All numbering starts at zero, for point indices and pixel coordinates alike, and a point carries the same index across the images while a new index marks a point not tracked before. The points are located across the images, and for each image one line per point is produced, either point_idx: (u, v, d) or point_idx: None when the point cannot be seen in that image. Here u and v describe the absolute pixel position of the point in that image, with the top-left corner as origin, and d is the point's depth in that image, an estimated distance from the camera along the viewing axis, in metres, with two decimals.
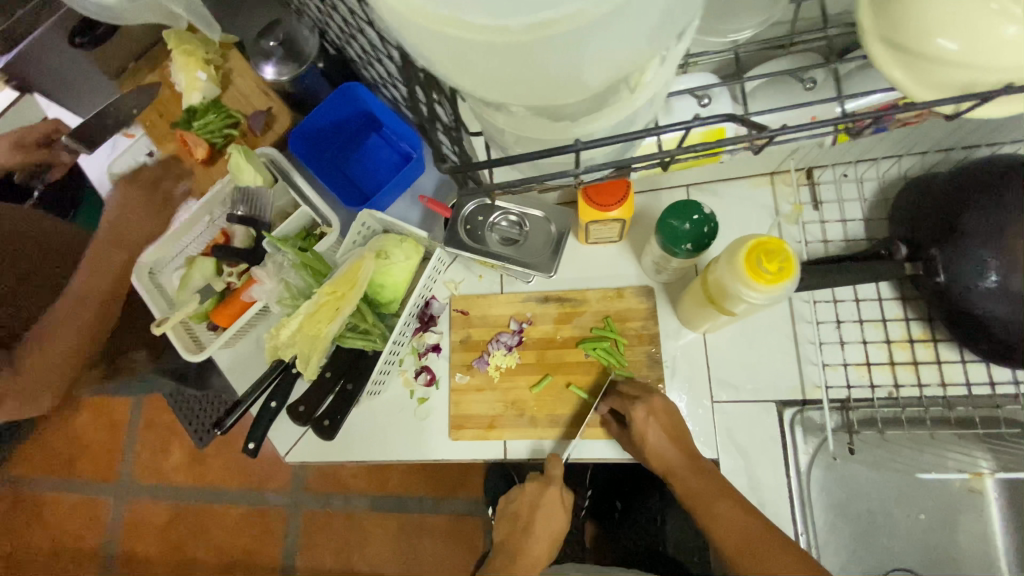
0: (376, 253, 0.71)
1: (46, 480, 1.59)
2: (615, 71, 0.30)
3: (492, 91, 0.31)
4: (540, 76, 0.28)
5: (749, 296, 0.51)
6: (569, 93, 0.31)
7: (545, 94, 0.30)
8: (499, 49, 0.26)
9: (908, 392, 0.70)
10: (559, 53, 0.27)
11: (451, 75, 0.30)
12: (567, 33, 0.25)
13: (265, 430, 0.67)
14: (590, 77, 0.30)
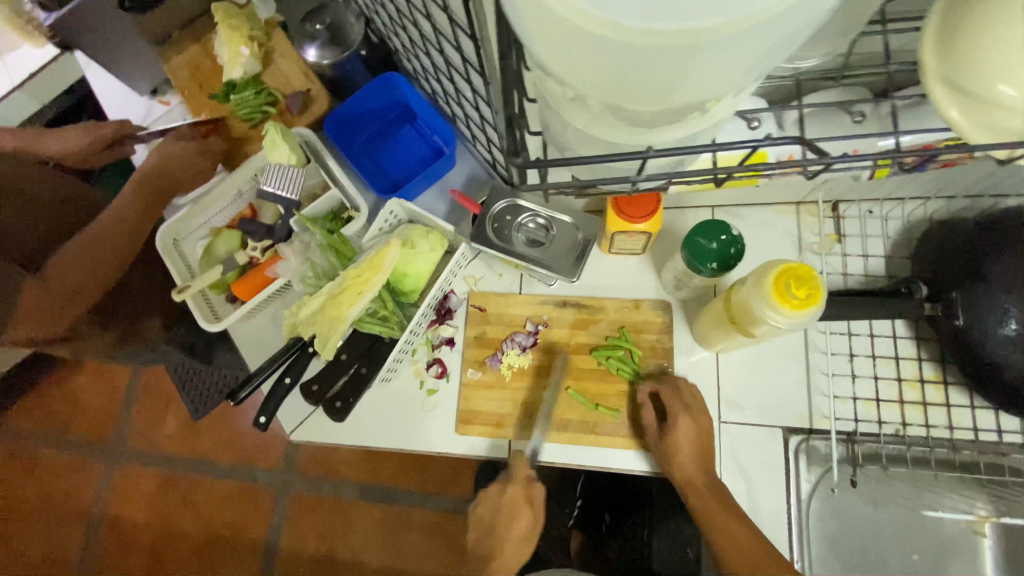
0: (402, 242, 0.71)
1: (40, 437, 1.59)
2: (699, 90, 0.31)
3: (580, 79, 0.32)
4: (653, 79, 0.30)
5: (774, 319, 0.51)
6: (650, 98, 0.32)
7: (647, 97, 0.32)
8: (616, 44, 0.27)
9: (914, 430, 0.70)
10: (657, 59, 0.28)
11: (566, 64, 0.31)
12: (701, 47, 0.27)
13: (278, 406, 0.68)
14: (676, 89, 0.31)
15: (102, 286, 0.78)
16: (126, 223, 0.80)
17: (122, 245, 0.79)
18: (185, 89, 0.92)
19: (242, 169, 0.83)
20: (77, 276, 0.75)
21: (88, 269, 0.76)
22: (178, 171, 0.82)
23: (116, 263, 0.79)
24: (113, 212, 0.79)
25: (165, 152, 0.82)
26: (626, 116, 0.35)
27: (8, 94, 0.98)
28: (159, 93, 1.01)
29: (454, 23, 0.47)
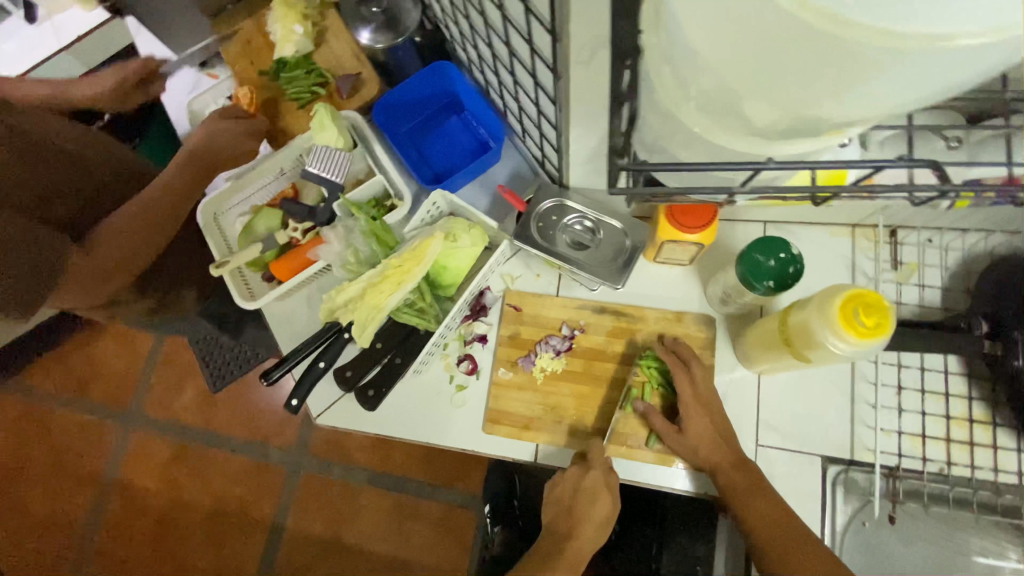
0: (444, 235, 0.70)
1: (58, 396, 1.60)
2: (844, 104, 0.34)
3: (738, 62, 0.34)
4: (827, 74, 0.31)
5: (836, 345, 0.49)
6: (794, 97, 0.35)
7: (807, 93, 0.34)
8: (815, 35, 0.28)
9: (959, 471, 0.66)
10: (836, 64, 0.30)
11: (747, 46, 0.32)
12: (896, 55, 0.28)
13: (310, 390, 0.67)
14: (827, 95, 0.34)
15: (144, 260, 0.77)
16: (172, 197, 0.79)
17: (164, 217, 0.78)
18: (234, 61, 0.91)
19: (287, 149, 0.82)
20: (123, 249, 0.74)
21: (134, 243, 0.75)
22: (223, 149, 0.82)
23: (159, 238, 0.78)
24: (159, 185, 0.78)
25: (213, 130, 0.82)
26: (755, 111, 0.38)
27: (56, 54, 0.98)
28: (208, 66, 1.01)
29: (532, 14, 0.45)
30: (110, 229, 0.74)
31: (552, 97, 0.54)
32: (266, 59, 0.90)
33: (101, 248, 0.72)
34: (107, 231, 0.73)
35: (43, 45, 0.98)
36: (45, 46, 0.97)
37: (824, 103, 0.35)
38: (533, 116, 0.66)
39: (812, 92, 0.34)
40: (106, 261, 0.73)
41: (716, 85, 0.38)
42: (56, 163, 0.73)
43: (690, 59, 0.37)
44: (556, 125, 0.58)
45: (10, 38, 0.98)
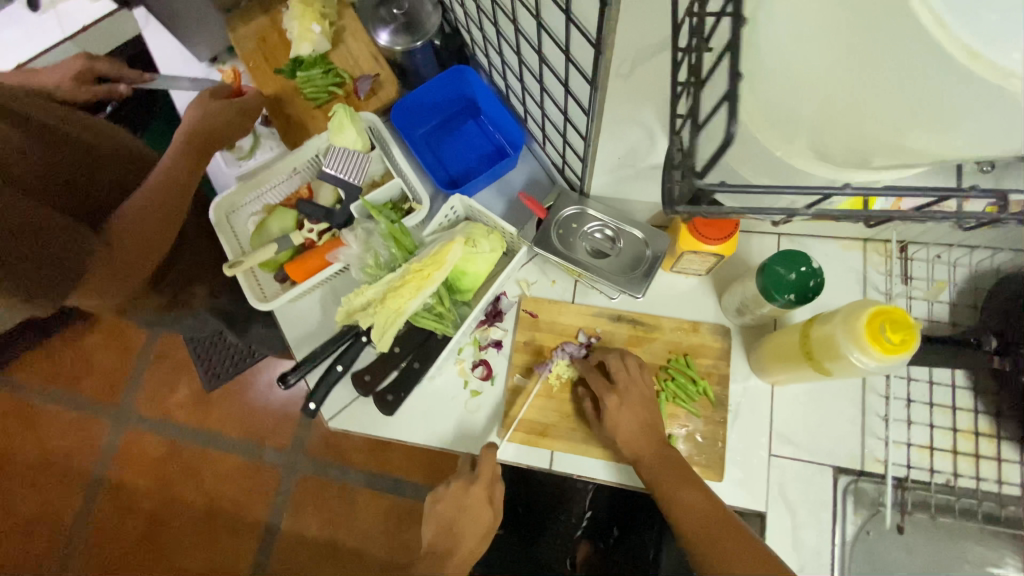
0: (465, 239, 0.70)
1: (46, 392, 1.56)
2: (921, 143, 0.37)
3: (853, 75, 0.37)
4: (921, 106, 0.35)
5: (860, 359, 0.50)
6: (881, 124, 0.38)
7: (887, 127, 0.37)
8: (935, 54, 0.33)
9: (964, 483, 0.67)
10: (928, 101, 0.35)
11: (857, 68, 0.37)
12: (991, 93, 0.32)
13: (328, 393, 0.67)
14: (915, 128, 0.36)
15: (161, 251, 0.75)
16: (181, 184, 0.77)
17: (176, 202, 0.76)
18: (247, 57, 0.89)
19: (304, 148, 0.81)
20: (143, 241, 0.72)
21: (153, 234, 0.73)
22: (221, 133, 0.81)
23: (175, 226, 0.76)
24: (164, 172, 0.76)
25: (206, 112, 0.79)
26: (832, 136, 0.40)
27: (59, 45, 0.94)
28: (219, 61, 0.97)
29: (575, 24, 0.45)
30: (127, 219, 0.71)
31: (585, 106, 0.54)
32: (280, 57, 0.89)
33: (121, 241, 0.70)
34: (126, 222, 0.71)
35: (47, 36, 0.94)
36: (50, 37, 0.93)
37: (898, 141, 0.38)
38: (557, 122, 0.66)
39: (900, 125, 0.37)
40: (128, 254, 0.70)
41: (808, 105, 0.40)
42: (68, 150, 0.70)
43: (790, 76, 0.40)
44: (586, 132, 0.58)
45: (16, 25, 0.94)
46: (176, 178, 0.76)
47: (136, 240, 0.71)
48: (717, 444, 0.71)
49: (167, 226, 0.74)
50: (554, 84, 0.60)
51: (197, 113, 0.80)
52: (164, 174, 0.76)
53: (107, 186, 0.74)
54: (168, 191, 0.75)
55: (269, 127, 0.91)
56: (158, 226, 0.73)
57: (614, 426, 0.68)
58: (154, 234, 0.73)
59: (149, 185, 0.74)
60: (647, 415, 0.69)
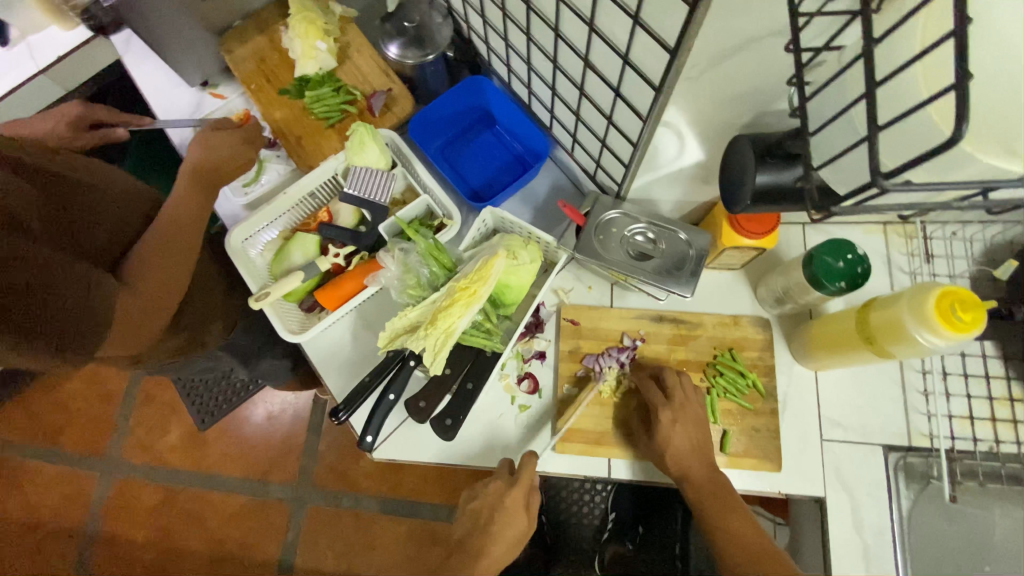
0: (507, 252, 0.68)
1: (22, 448, 1.44)
2: None
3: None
4: None
5: (929, 340, 0.52)
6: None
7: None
8: None
9: (1007, 448, 0.70)
10: None
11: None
12: None
13: (383, 423, 0.64)
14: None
15: (182, 289, 0.70)
16: (192, 217, 0.72)
17: (190, 241, 0.71)
18: (248, 79, 0.85)
19: (320, 170, 0.78)
20: (162, 280, 0.67)
21: (171, 274, 0.68)
22: (226, 163, 0.76)
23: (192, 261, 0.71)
24: (171, 208, 0.70)
25: (208, 143, 0.76)
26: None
27: (32, 78, 0.85)
28: (210, 85, 0.92)
29: (644, 30, 0.44)
30: (142, 260, 0.66)
31: (641, 111, 0.53)
32: (284, 76, 0.85)
33: (142, 283, 0.65)
34: (142, 263, 0.66)
35: (18, 69, 0.85)
36: (20, 69, 0.84)
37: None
38: (595, 128, 0.66)
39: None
40: (151, 297, 0.66)
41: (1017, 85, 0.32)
42: (71, 193, 0.64)
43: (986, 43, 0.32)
44: (636, 136, 0.58)
45: None
46: (189, 216, 0.72)
47: (154, 283, 0.66)
48: (772, 435, 0.71)
49: (182, 264, 0.69)
50: (599, 88, 0.58)
51: (199, 145, 0.76)
52: (171, 211, 0.70)
53: (117, 224, 0.69)
54: (180, 229, 0.70)
55: (274, 150, 0.87)
56: (174, 266, 0.68)
57: (680, 429, 0.67)
58: (170, 274, 0.68)
59: (158, 224, 0.68)
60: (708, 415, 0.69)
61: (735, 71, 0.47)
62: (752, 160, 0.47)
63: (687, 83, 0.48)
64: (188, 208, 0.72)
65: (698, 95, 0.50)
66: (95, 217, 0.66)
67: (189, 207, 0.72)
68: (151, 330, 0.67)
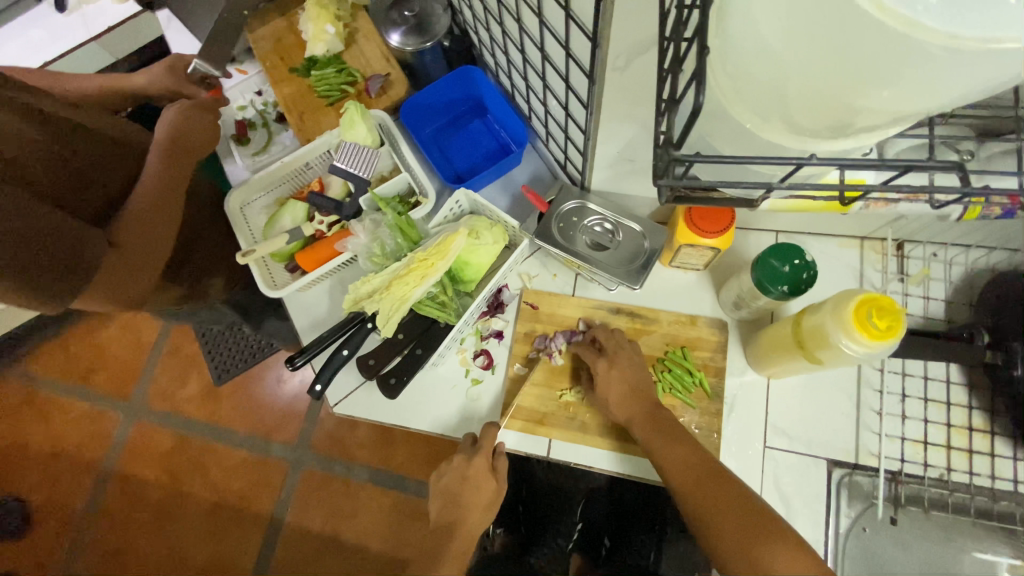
0: (468, 231, 0.72)
1: (54, 383, 1.52)
2: (871, 109, 0.30)
3: (790, 55, 0.29)
4: (840, 90, 0.29)
5: (849, 347, 0.52)
6: (831, 92, 0.30)
7: (814, 111, 0.31)
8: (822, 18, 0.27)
9: (958, 478, 0.68)
10: (841, 72, 0.28)
11: (776, 69, 0.31)
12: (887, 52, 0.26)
13: (333, 374, 0.71)
14: (873, 93, 0.29)
15: (165, 251, 0.77)
16: (170, 194, 0.77)
17: (165, 218, 0.76)
18: (265, 57, 0.92)
19: (314, 144, 0.85)
20: (146, 245, 0.73)
21: (150, 241, 0.74)
22: (192, 140, 0.81)
23: (174, 226, 0.78)
24: (149, 183, 0.75)
25: (177, 120, 0.80)
26: (783, 111, 0.32)
27: (83, 44, 0.95)
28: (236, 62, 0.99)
29: (573, 21, 0.48)
30: (130, 224, 0.72)
31: (584, 100, 0.56)
32: (296, 55, 0.92)
33: (129, 243, 0.71)
34: (130, 225, 0.72)
35: (71, 34, 0.95)
36: (72, 35, 0.95)
37: (853, 105, 0.30)
38: (558, 118, 0.69)
39: (847, 92, 0.29)
40: (135, 259, 0.72)
41: (765, 81, 0.31)
42: (87, 156, 0.72)
43: (730, 60, 0.33)
44: (584, 125, 0.61)
45: (39, 26, 0.96)
46: (158, 197, 0.75)
47: (138, 249, 0.72)
48: (713, 435, 0.72)
49: (158, 233, 0.75)
50: (556, 80, 0.62)
51: (165, 120, 0.80)
52: (144, 189, 0.75)
53: (121, 185, 0.76)
54: (159, 205, 0.75)
55: (283, 124, 0.95)
56: (154, 236, 0.74)
57: (640, 417, 0.69)
58: (149, 242, 0.74)
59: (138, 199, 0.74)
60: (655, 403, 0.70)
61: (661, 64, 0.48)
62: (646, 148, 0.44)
63: (615, 73, 0.50)
64: (159, 188, 0.76)
65: (630, 88, 0.52)
66: (101, 178, 0.74)
67: (159, 188, 0.76)
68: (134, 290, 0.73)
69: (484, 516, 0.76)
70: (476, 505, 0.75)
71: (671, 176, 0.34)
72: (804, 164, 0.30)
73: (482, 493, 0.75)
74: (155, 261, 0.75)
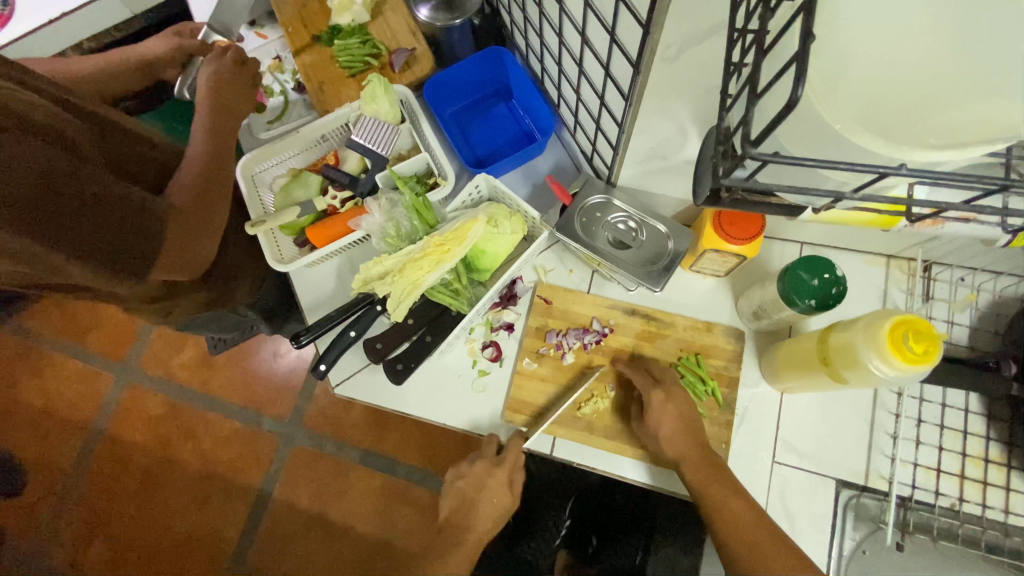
0: (487, 218, 0.69)
1: (49, 340, 1.49)
2: (972, 122, 0.28)
3: (890, 53, 0.28)
4: (943, 94, 0.28)
5: (879, 368, 0.50)
6: (941, 93, 0.28)
7: (908, 114, 0.29)
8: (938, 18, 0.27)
9: (969, 508, 0.66)
10: (949, 66, 0.27)
11: (875, 66, 0.29)
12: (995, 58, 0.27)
13: (338, 355, 0.70)
14: (995, 99, 0.27)
15: (221, 218, 0.73)
16: (223, 158, 0.74)
17: (218, 187, 0.72)
18: (287, 21, 0.88)
19: (333, 116, 0.82)
20: (206, 212, 0.70)
21: (207, 207, 0.70)
22: (232, 102, 0.77)
23: (224, 195, 0.74)
24: (198, 150, 0.72)
25: (214, 83, 0.76)
26: (870, 110, 0.30)
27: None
28: (257, 26, 0.94)
29: (625, 5, 0.45)
30: (184, 196, 0.68)
31: (624, 92, 0.54)
32: (319, 22, 0.88)
33: (186, 213, 0.68)
34: (187, 196, 0.68)
35: None
36: None
37: (961, 114, 0.28)
38: (590, 108, 0.66)
39: (954, 95, 0.28)
40: (198, 225, 0.69)
41: (868, 76, 0.29)
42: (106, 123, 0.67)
43: (823, 50, 0.30)
44: (621, 118, 0.58)
45: None
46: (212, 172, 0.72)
47: (200, 215, 0.69)
48: (721, 446, 0.71)
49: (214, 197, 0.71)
50: (595, 67, 0.59)
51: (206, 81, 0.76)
52: (200, 157, 0.72)
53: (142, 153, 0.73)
54: (214, 169, 0.72)
55: (301, 94, 0.91)
56: (213, 203, 0.71)
57: (662, 422, 0.67)
58: (209, 206, 0.71)
59: (190, 164, 0.71)
60: (677, 409, 0.67)
61: (711, 57, 0.46)
62: (706, 146, 0.42)
63: (664, 64, 0.47)
64: (215, 161, 0.73)
65: (677, 80, 0.49)
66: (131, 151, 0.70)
67: (215, 161, 0.73)
68: (201, 254, 0.71)
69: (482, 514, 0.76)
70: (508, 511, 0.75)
71: (727, 179, 0.32)
72: (887, 174, 0.29)
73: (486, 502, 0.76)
74: (215, 228, 0.72)
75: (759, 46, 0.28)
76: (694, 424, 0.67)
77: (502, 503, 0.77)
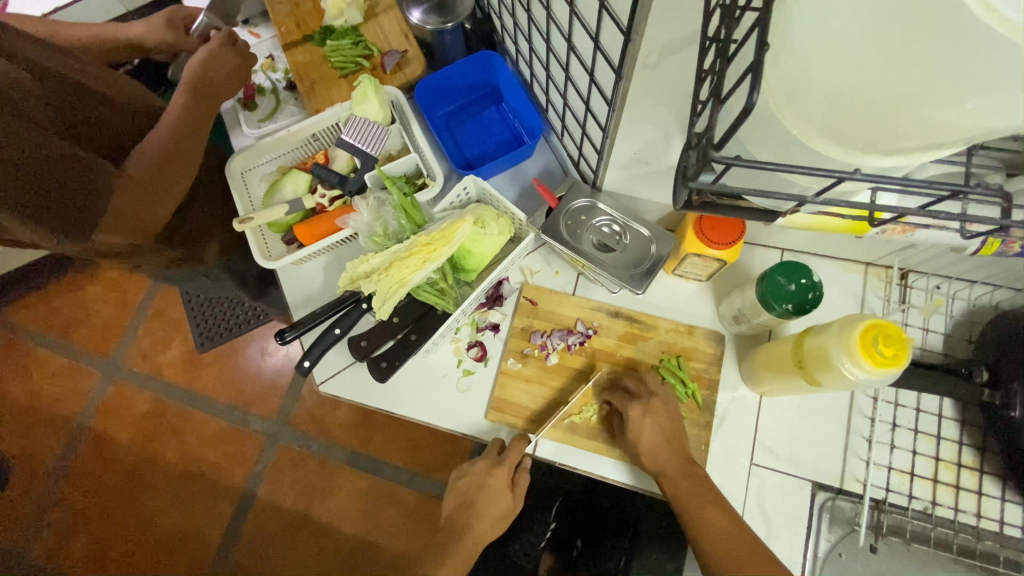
0: (474, 220, 0.70)
1: (34, 335, 1.48)
2: (927, 126, 0.29)
3: (853, 59, 0.29)
4: (899, 100, 0.29)
5: (850, 370, 0.51)
6: (898, 101, 0.29)
7: (866, 117, 0.30)
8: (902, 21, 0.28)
9: (942, 512, 0.68)
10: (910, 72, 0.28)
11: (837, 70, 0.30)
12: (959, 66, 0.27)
13: (322, 351, 0.71)
14: (953, 107, 0.28)
15: (178, 194, 0.73)
16: (195, 135, 0.74)
17: (182, 163, 0.72)
18: (281, 21, 0.89)
19: (324, 116, 0.83)
20: (162, 187, 0.71)
21: (165, 182, 0.71)
22: (220, 84, 0.77)
23: (189, 176, 0.74)
24: (168, 124, 0.72)
25: (203, 62, 0.76)
26: (830, 115, 0.31)
27: None
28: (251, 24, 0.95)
29: (607, 13, 0.46)
30: (144, 168, 0.69)
31: (607, 96, 0.55)
32: (312, 22, 0.89)
33: (140, 185, 0.68)
34: (147, 168, 0.69)
35: None
36: None
37: (916, 120, 0.29)
38: (577, 112, 0.68)
39: (911, 101, 0.29)
40: (151, 197, 0.70)
41: (829, 84, 0.30)
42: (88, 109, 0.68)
43: (785, 60, 0.32)
44: (605, 121, 0.59)
45: None
46: (179, 148, 0.72)
47: (153, 188, 0.70)
48: (701, 448, 0.72)
49: (175, 173, 0.72)
50: (580, 73, 0.61)
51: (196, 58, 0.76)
52: (169, 132, 0.71)
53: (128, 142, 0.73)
54: (179, 145, 0.72)
55: (292, 93, 0.92)
56: (172, 178, 0.72)
57: (648, 422, 0.68)
58: (166, 181, 0.71)
59: (156, 136, 0.71)
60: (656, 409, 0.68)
61: (690, 67, 0.47)
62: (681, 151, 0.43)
63: (646, 71, 0.48)
64: (184, 136, 0.73)
65: (658, 88, 0.51)
66: (99, 121, 0.70)
67: (184, 136, 0.73)
68: (151, 224, 0.71)
69: (465, 514, 0.76)
70: (500, 507, 0.76)
71: (695, 179, 0.33)
72: (844, 178, 0.30)
73: (466, 499, 0.76)
74: (169, 203, 0.72)
75: (724, 53, 0.30)
76: (679, 424, 0.69)
77: (492, 503, 0.76)
